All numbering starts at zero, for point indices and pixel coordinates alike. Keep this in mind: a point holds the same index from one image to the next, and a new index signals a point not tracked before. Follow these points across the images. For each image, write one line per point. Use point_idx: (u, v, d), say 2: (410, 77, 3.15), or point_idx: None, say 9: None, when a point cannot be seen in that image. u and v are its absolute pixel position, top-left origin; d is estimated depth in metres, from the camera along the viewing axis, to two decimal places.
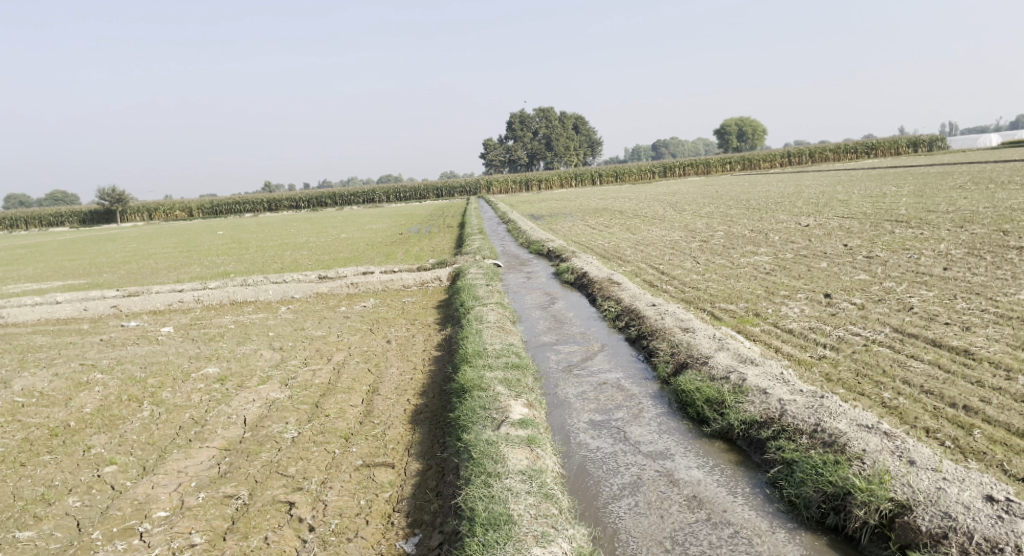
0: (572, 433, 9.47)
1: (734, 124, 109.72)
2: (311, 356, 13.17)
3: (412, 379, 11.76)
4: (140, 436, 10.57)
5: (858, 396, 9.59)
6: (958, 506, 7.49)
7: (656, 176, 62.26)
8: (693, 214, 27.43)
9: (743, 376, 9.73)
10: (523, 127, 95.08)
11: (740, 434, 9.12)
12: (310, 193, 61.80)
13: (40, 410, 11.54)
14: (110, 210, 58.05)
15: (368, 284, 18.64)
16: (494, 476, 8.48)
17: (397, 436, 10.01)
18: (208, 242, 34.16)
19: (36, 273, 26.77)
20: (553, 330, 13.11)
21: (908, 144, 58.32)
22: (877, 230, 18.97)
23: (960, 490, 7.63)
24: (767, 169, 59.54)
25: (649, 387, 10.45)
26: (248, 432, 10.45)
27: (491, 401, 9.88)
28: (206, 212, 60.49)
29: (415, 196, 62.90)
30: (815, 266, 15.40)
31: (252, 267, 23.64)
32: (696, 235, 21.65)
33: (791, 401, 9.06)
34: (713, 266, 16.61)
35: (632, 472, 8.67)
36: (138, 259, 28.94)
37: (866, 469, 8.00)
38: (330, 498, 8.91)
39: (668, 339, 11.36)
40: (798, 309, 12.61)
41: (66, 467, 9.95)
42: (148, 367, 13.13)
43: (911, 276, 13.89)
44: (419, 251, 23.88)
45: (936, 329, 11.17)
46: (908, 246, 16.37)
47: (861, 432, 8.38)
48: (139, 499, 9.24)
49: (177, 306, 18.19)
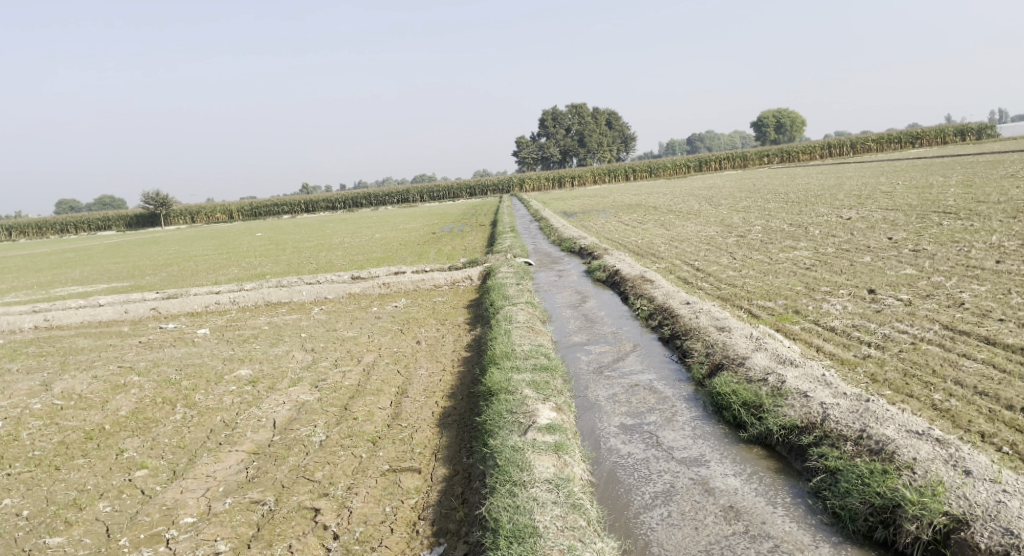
0: (602, 438, 9.16)
1: (772, 116, 107.79)
2: (342, 357, 13.02)
3: (441, 380, 11.54)
4: (172, 440, 10.49)
5: (907, 397, 9.16)
6: (1020, 522, 7.07)
7: (692, 171, 61.47)
8: (731, 208, 26.86)
9: (782, 378, 9.33)
10: (556, 124, 94.77)
11: (780, 439, 8.72)
12: (346, 194, 62.13)
13: (77, 413, 11.54)
14: (153, 214, 59.09)
15: (399, 284, 18.49)
16: (519, 485, 8.22)
17: (425, 439, 9.80)
18: (246, 244, 34.44)
19: (81, 276, 27.17)
20: (584, 329, 12.79)
21: (954, 132, 56.80)
22: (923, 222, 18.33)
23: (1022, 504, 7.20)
24: (807, 161, 58.45)
25: (683, 389, 10.10)
26: (277, 435, 10.32)
27: (518, 405, 9.60)
28: (246, 214, 61.13)
29: (450, 194, 62.90)
30: (858, 260, 14.88)
31: (288, 268, 23.66)
32: (733, 230, 21.15)
33: (834, 405, 8.65)
34: (751, 261, 16.15)
35: (665, 480, 8.33)
36: (179, 261, 29.24)
37: (917, 480, 7.58)
38: (354, 505, 8.72)
39: (703, 339, 10.98)
40: (840, 305, 12.13)
41: (99, 471, 9.90)
42: (183, 369, 13.10)
43: (961, 270, 13.32)
44: (452, 250, 23.74)
45: (990, 326, 10.65)
46: (957, 238, 15.75)
47: (911, 439, 7.94)
48: (168, 504, 9.14)
49: (213, 308, 18.22)
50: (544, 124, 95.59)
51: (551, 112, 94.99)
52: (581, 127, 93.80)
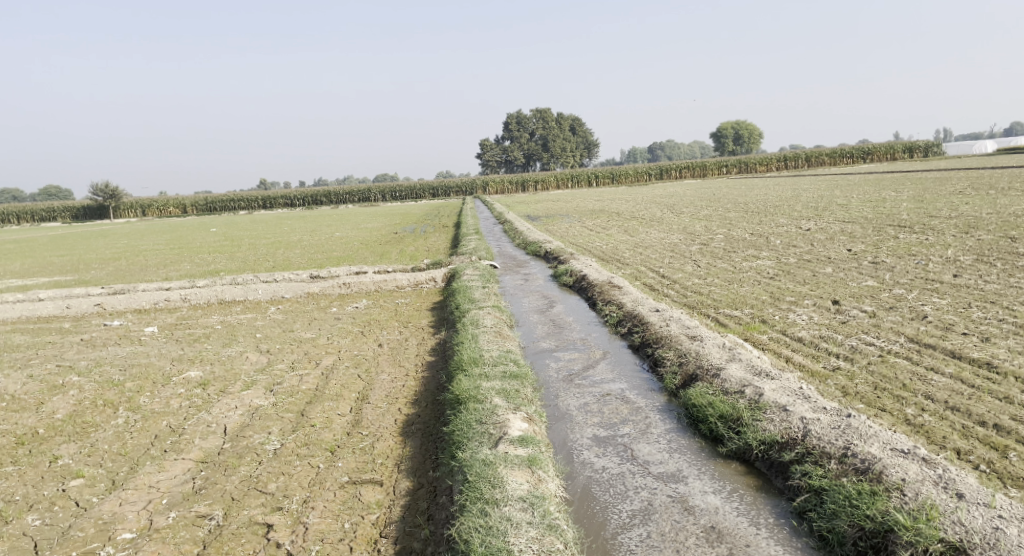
0: (575, 451, 8.80)
1: (730, 127, 109.18)
2: (299, 360, 12.46)
3: (404, 386, 11.07)
4: (112, 446, 9.85)
5: (879, 411, 8.97)
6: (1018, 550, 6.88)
7: (651, 179, 61.66)
8: (692, 216, 26.84)
9: (759, 390, 9.07)
10: (518, 128, 94.64)
11: (759, 455, 8.47)
12: (303, 191, 60.92)
13: (10, 415, 10.80)
14: (102, 206, 57.11)
15: (360, 284, 17.93)
16: (492, 504, 7.81)
17: (387, 449, 9.33)
18: (200, 239, 33.56)
19: (20, 269, 25.94)
20: (552, 335, 12.44)
21: (904, 149, 57.99)
22: (880, 234, 18.42)
23: (1019, 531, 6.99)
24: (765, 172, 59.06)
25: (656, 399, 9.79)
26: (227, 443, 9.74)
27: (487, 415, 9.19)
28: (200, 209, 59.55)
29: (410, 194, 62.01)
30: (820, 270, 14.81)
31: (243, 265, 22.89)
32: (696, 238, 21.05)
33: (815, 419, 8.41)
34: (715, 269, 15.99)
35: (642, 497, 8.00)
36: (128, 255, 28.22)
37: (909, 503, 7.36)
38: (310, 520, 8.22)
39: (675, 348, 10.68)
40: (806, 316, 11.97)
41: (30, 480, 9.23)
42: (128, 369, 12.41)
43: (921, 283, 13.28)
44: (413, 251, 23.23)
45: (954, 339, 10.55)
46: (915, 251, 15.79)
47: (898, 458, 7.74)
48: (104, 518, 8.54)
49: (162, 305, 17.44)
50: (506, 128, 95.32)
51: (515, 116, 94.59)
52: (543, 132, 93.76)
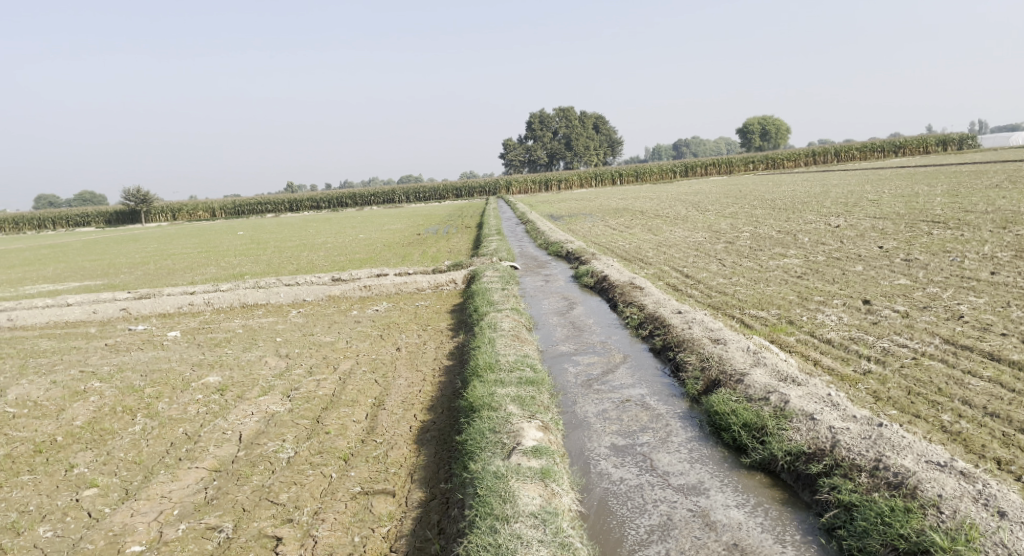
0: (592, 461, 8.51)
1: (756, 123, 107.81)
2: (317, 365, 12.28)
3: (421, 391, 10.84)
4: (128, 454, 9.73)
5: (913, 418, 8.58)
6: None
7: (677, 176, 61.04)
8: (718, 214, 26.37)
9: (785, 397, 8.71)
10: (542, 127, 94.27)
11: (785, 466, 8.13)
12: (329, 193, 61.14)
13: (30, 422, 10.74)
14: (134, 210, 57.74)
15: (380, 286, 17.75)
16: (502, 520, 7.57)
17: (401, 458, 9.11)
18: (227, 243, 33.72)
19: (52, 274, 26.18)
20: (571, 338, 12.15)
21: (937, 141, 56.66)
22: (913, 231, 17.86)
23: None
24: (793, 168, 58.16)
25: (677, 406, 9.47)
26: (241, 451, 9.57)
27: (501, 424, 8.94)
28: (229, 212, 59.92)
29: (435, 196, 61.86)
30: (850, 269, 14.36)
31: (267, 269, 22.87)
32: (721, 236, 20.62)
33: (844, 429, 8.05)
34: (741, 268, 15.59)
35: (661, 511, 7.71)
36: (156, 259, 28.38)
37: (946, 522, 7.02)
38: (320, 533, 8.04)
39: (697, 352, 10.34)
40: (835, 316, 11.56)
41: (44, 490, 9.13)
42: (149, 375, 12.31)
43: (957, 281, 12.79)
44: (436, 252, 23.05)
45: (992, 340, 10.09)
46: (949, 248, 15.25)
47: (934, 472, 7.38)
48: (115, 530, 8.41)
49: (187, 309, 17.39)
50: (530, 127, 95.02)
51: (538, 115, 94.27)
52: (567, 131, 93.28)
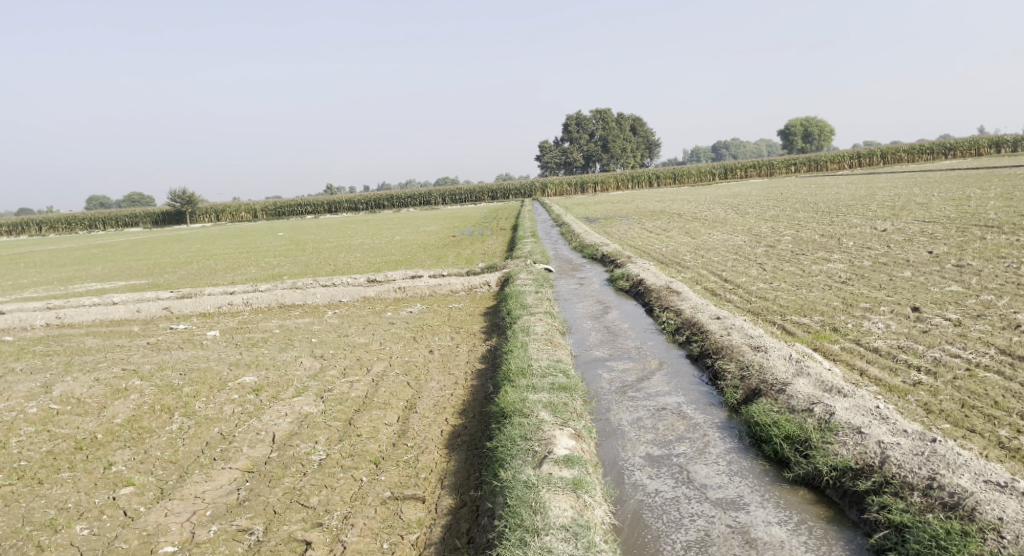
0: (626, 472, 8.25)
1: (799, 125, 106.28)
2: (351, 366, 12.17)
3: (453, 395, 10.68)
4: (164, 453, 9.71)
5: (968, 433, 8.18)
6: None
7: (717, 178, 60.25)
8: (758, 216, 25.88)
9: (830, 409, 8.38)
10: (580, 129, 93.76)
11: (830, 482, 7.80)
12: (367, 196, 61.49)
13: (72, 419, 10.78)
14: (179, 211, 58.64)
15: (415, 288, 17.65)
16: (532, 532, 7.37)
17: (431, 463, 8.95)
18: (268, 243, 33.98)
19: (99, 273, 26.59)
20: (606, 343, 11.90)
21: (989, 143, 55.01)
22: (964, 235, 17.27)
23: None
24: (838, 170, 56.98)
25: (715, 415, 9.16)
26: (275, 452, 9.49)
27: (533, 431, 8.74)
28: (270, 214, 60.49)
29: (472, 198, 61.76)
30: (898, 274, 13.88)
31: (304, 269, 22.98)
32: (762, 239, 20.18)
33: (895, 444, 7.71)
34: (783, 273, 15.19)
35: (698, 526, 7.44)
36: (199, 260, 28.68)
37: (1006, 547, 6.69)
38: (349, 539, 7.91)
39: (737, 360, 10.03)
40: (882, 324, 11.14)
41: (83, 487, 9.13)
42: (188, 374, 12.32)
43: (1012, 288, 12.26)
44: (471, 254, 22.94)
45: None
46: (1003, 254, 14.68)
47: (994, 494, 7.03)
48: (148, 530, 8.36)
49: (226, 309, 17.45)
50: (568, 129, 94.63)
51: (575, 116, 93.89)
52: (605, 133, 92.70)
